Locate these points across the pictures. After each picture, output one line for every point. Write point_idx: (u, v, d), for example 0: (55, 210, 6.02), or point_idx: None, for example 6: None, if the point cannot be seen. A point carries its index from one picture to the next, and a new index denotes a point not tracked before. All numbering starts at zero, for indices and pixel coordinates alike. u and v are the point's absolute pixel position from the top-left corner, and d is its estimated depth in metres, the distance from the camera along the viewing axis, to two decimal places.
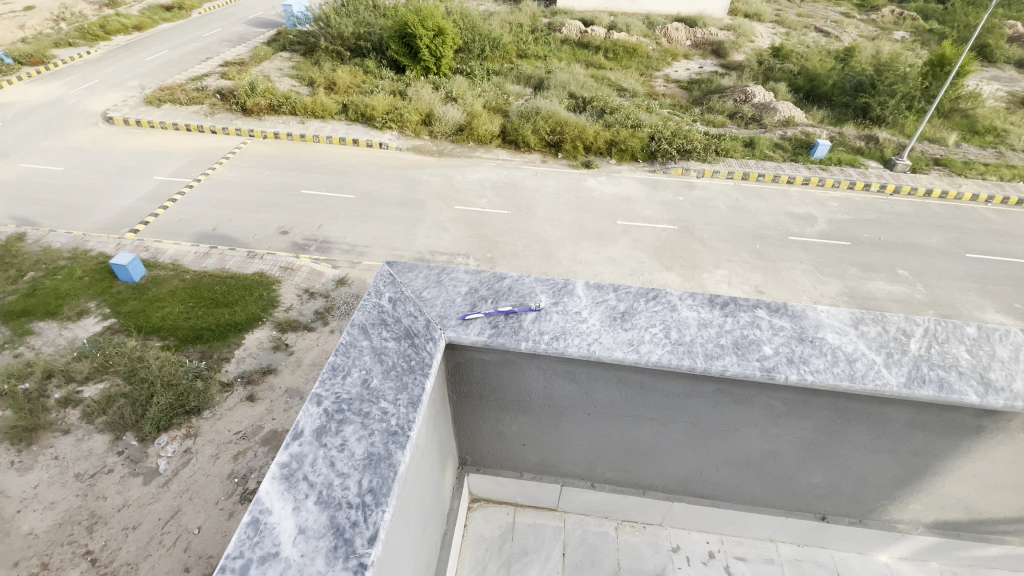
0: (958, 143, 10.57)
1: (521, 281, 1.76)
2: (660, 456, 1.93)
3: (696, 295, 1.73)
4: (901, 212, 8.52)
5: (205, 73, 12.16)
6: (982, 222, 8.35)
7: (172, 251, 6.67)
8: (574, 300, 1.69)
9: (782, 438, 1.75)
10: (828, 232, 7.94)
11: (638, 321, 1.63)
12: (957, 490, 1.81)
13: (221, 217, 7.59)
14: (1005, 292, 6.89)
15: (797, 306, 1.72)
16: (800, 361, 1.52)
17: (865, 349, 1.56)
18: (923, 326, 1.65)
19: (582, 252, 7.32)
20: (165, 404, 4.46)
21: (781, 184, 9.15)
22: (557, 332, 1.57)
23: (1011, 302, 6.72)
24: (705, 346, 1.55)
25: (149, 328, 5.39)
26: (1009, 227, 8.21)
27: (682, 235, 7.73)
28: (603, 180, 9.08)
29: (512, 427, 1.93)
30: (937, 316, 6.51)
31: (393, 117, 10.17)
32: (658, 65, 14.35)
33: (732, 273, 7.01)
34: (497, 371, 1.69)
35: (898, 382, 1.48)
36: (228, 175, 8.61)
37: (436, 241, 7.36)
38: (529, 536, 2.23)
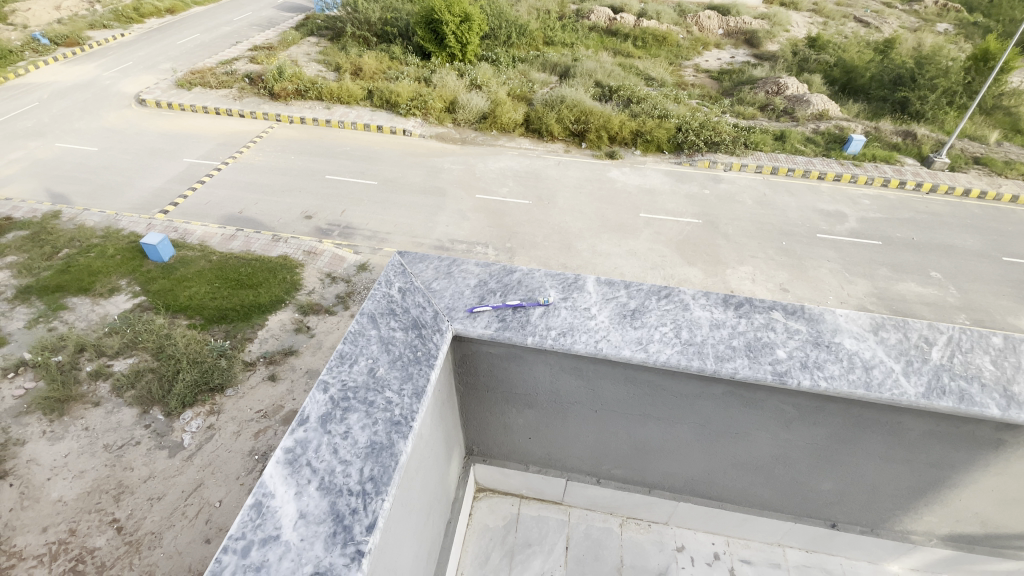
0: (1000, 141, 10.10)
1: (531, 275, 1.75)
2: (667, 455, 1.91)
3: (709, 294, 1.70)
4: (937, 212, 8.20)
5: (235, 57, 12.33)
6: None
7: (200, 232, 6.83)
8: (584, 295, 1.68)
9: (794, 443, 1.71)
10: (858, 230, 7.69)
11: (648, 319, 1.60)
12: (975, 504, 1.75)
13: (247, 200, 7.74)
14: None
15: (814, 309, 1.67)
16: (814, 365, 1.48)
17: (883, 356, 1.51)
18: (946, 333, 1.59)
19: (602, 244, 7.25)
20: (190, 381, 4.61)
21: (811, 180, 8.90)
22: (564, 327, 1.56)
23: None
24: (716, 347, 1.52)
25: (176, 306, 5.55)
26: None
27: (705, 230, 7.59)
28: (627, 171, 8.95)
29: (518, 420, 1.93)
30: (969, 320, 6.28)
31: (417, 104, 10.17)
32: (687, 55, 14.03)
33: (756, 270, 6.86)
34: (503, 364, 1.69)
35: (915, 392, 1.43)
36: (254, 159, 8.75)
37: (456, 230, 7.37)
38: (532, 528, 2.24)
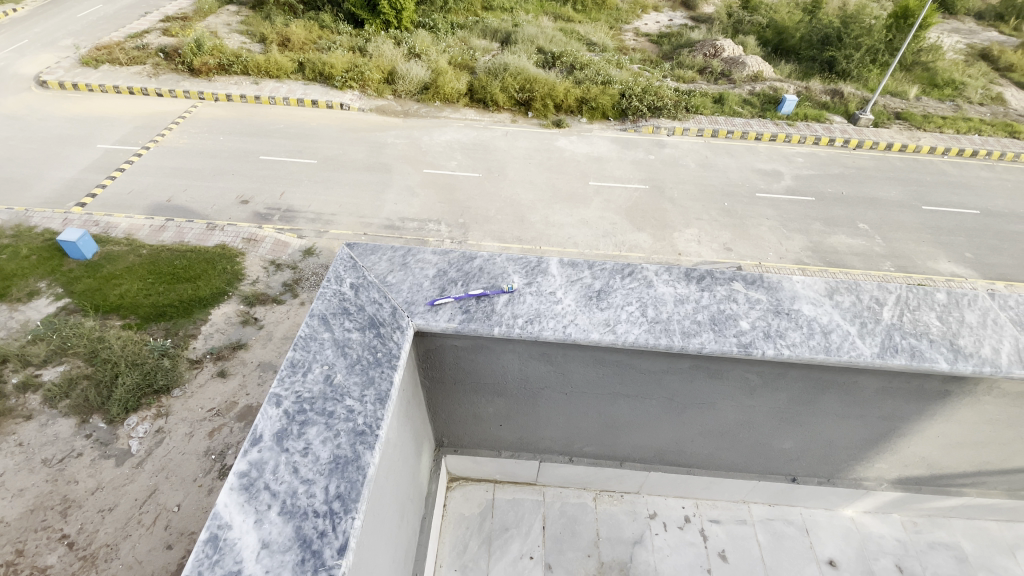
0: (918, 96, 10.74)
1: (492, 261, 1.67)
2: (637, 430, 1.93)
3: (673, 268, 1.68)
4: (863, 166, 8.69)
5: (145, 30, 11.19)
6: (939, 175, 8.61)
7: (125, 225, 6.27)
8: (548, 279, 1.62)
9: (757, 409, 1.75)
10: (794, 187, 8.06)
11: (614, 299, 1.57)
12: (921, 449, 1.89)
13: (174, 186, 7.15)
14: (958, 243, 7.17)
15: (773, 277, 1.69)
16: (777, 334, 1.51)
17: (840, 320, 1.56)
18: (896, 293, 1.66)
19: (554, 215, 7.22)
20: (132, 384, 4.29)
21: (749, 141, 9.20)
22: (531, 314, 1.51)
23: (962, 252, 7.01)
24: (682, 323, 1.51)
25: (106, 307, 5.10)
26: (964, 179, 8.50)
27: (653, 195, 7.70)
28: (574, 140, 8.91)
29: (488, 409, 1.88)
30: (894, 267, 6.74)
31: (353, 75, 9.62)
32: (627, 19, 13.98)
33: (702, 232, 7.06)
34: (469, 356, 1.63)
35: (872, 353, 1.49)
36: (179, 142, 8.07)
37: (405, 207, 7.12)
38: (509, 512, 2.22)
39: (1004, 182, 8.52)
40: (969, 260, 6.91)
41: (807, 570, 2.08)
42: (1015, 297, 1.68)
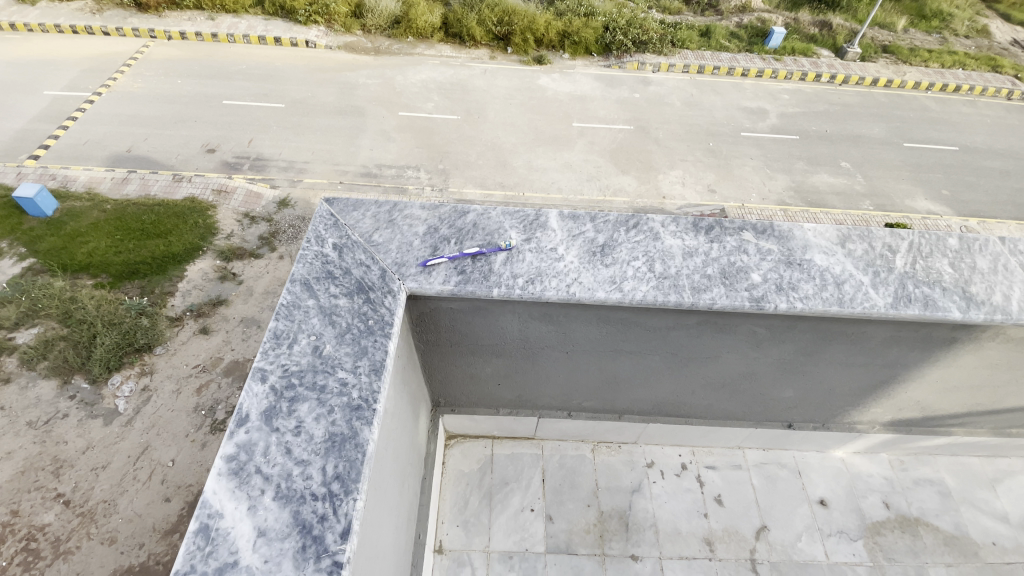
0: (906, 28, 10.47)
1: (487, 215, 1.55)
2: (637, 384, 1.89)
3: (680, 219, 1.58)
4: (848, 102, 8.49)
5: None
6: (921, 110, 8.49)
7: (85, 178, 5.87)
8: (548, 235, 1.51)
9: (761, 361, 1.71)
10: (779, 125, 7.87)
11: (619, 255, 1.47)
12: (917, 394, 1.90)
13: (134, 135, 6.64)
14: (935, 180, 7.19)
15: (783, 225, 1.61)
16: (789, 287, 1.44)
17: (853, 270, 1.50)
18: (908, 239, 1.61)
19: (538, 158, 6.97)
20: (111, 344, 4.13)
21: (735, 77, 8.88)
22: (532, 274, 1.41)
23: (938, 189, 7.05)
24: (691, 278, 1.43)
25: (75, 266, 4.84)
26: (945, 114, 8.41)
27: (637, 135, 7.46)
28: (556, 78, 8.47)
29: (486, 369, 1.81)
30: (873, 206, 6.74)
31: (318, 8, 8.83)
32: None
33: (686, 174, 6.91)
34: (466, 318, 1.53)
35: (886, 303, 1.43)
36: (133, 86, 7.47)
37: (381, 153, 6.78)
38: (508, 466, 2.21)
39: (984, 118, 8.45)
40: (945, 198, 6.96)
41: (799, 510, 2.14)
42: None
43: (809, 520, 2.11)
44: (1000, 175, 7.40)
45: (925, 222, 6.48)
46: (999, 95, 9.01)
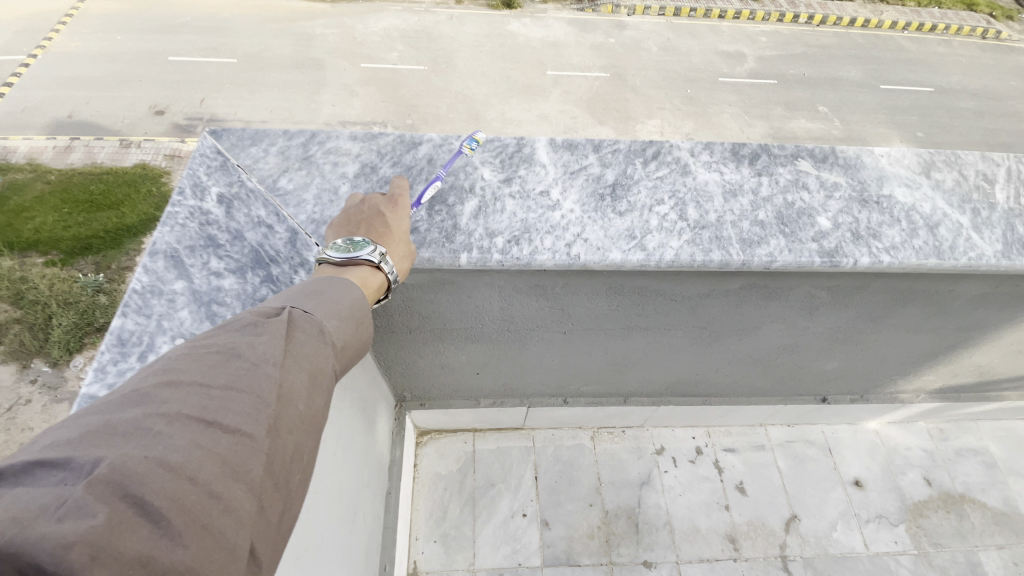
0: None
1: (447, 147, 1.10)
2: (651, 364, 1.52)
3: (714, 145, 1.15)
4: (824, 45, 8.01)
5: None
6: (897, 52, 8.10)
7: (25, 148, 5.35)
8: (536, 172, 1.08)
9: (809, 331, 1.35)
10: (756, 70, 7.36)
11: (637, 197, 1.05)
12: (981, 358, 1.58)
13: (76, 99, 5.88)
14: (910, 122, 6.92)
15: (848, 151, 1.20)
16: (868, 235, 1.05)
17: (946, 208, 1.11)
18: (1005, 167, 1.23)
19: (512, 110, 6.38)
20: (70, 324, 3.73)
21: (713, 20, 8.21)
22: (516, 230, 0.99)
23: (914, 131, 6.82)
24: (738, 227, 1.02)
25: (22, 244, 4.37)
26: (922, 56, 8.05)
27: (614, 83, 6.89)
28: (528, 22, 7.71)
29: (459, 358, 1.41)
30: None
31: None
32: None
33: (665, 123, 6.46)
34: (426, 296, 1.11)
35: (994, 252, 1.06)
36: (70, 47, 6.47)
37: (343, 109, 6.03)
38: (493, 464, 1.85)
39: (960, 57, 8.13)
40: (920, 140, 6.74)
41: (832, 494, 1.84)
42: None
43: (844, 506, 1.82)
44: (975, 116, 7.18)
45: None
46: (977, 33, 8.70)
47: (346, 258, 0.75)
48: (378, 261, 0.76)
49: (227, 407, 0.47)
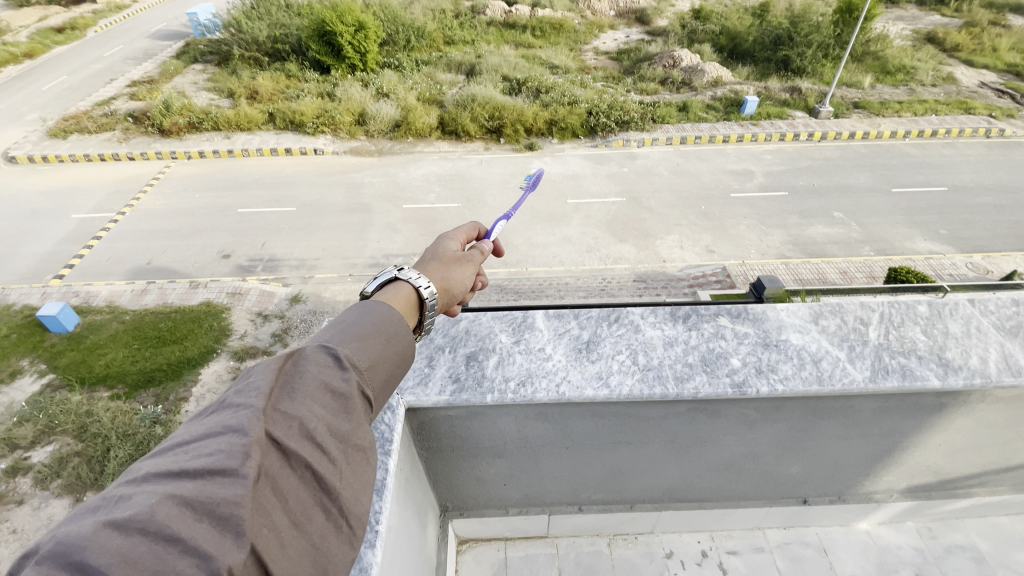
0: (873, 85, 11.41)
1: (478, 322, 1.69)
2: (643, 472, 1.90)
3: (658, 311, 1.71)
4: (830, 156, 8.94)
5: (112, 96, 11.48)
6: (903, 156, 8.89)
7: (106, 293, 6.18)
8: (536, 335, 1.64)
9: (759, 440, 1.73)
10: (766, 184, 8.22)
11: (604, 350, 1.58)
12: (926, 459, 1.86)
13: (154, 248, 7.08)
14: (931, 221, 7.37)
15: (757, 307, 1.73)
16: (768, 369, 1.51)
17: (828, 346, 1.57)
18: (879, 310, 1.69)
19: (537, 235, 7.26)
20: (124, 456, 4.17)
21: (718, 143, 9.42)
22: (522, 376, 1.50)
23: (937, 229, 7.19)
24: (673, 368, 1.51)
25: (92, 379, 4.99)
26: (927, 158, 8.80)
27: (631, 206, 7.81)
28: (548, 161, 9.01)
29: (491, 471, 1.84)
30: (875, 251, 6.86)
31: (325, 120, 9.76)
32: (585, 40, 14.67)
33: (683, 237, 7.14)
34: (465, 424, 1.60)
35: (864, 377, 1.48)
36: (154, 203, 8.02)
37: (388, 244, 7.11)
38: (523, 569, 2.15)
39: (968, 158, 8.80)
40: (944, 236, 7.08)
41: None
42: (994, 301, 1.73)
43: None
44: (995, 210, 7.61)
45: (929, 263, 6.58)
46: (978, 134, 9.52)
47: (381, 279, 1.18)
48: (398, 273, 1.19)
49: (209, 451, 0.63)
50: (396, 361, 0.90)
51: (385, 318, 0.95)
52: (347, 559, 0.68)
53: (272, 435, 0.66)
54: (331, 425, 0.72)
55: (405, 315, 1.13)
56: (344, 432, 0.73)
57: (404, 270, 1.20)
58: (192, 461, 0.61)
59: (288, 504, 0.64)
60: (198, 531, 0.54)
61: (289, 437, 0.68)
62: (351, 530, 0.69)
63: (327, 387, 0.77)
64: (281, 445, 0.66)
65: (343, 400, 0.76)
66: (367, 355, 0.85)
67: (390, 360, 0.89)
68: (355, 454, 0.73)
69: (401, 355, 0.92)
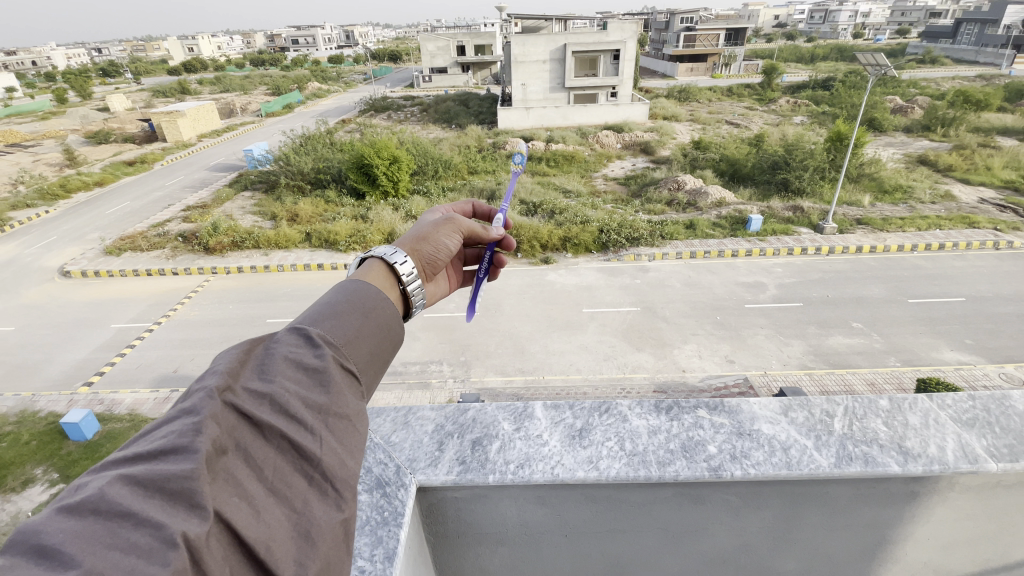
0: (872, 203, 12.25)
1: (484, 412, 1.96)
2: (641, 565, 1.95)
3: (644, 404, 1.95)
4: (840, 269, 9.34)
5: (167, 219, 12.93)
6: (914, 269, 9.25)
7: (130, 400, 6.55)
8: (534, 423, 1.87)
9: (748, 530, 1.82)
10: (780, 295, 8.54)
11: (594, 436, 1.78)
12: (921, 554, 1.89)
13: (182, 356, 7.50)
14: (955, 330, 7.45)
15: (732, 402, 1.96)
16: (742, 456, 1.68)
17: (797, 436, 1.75)
18: (843, 405, 1.89)
19: (554, 343, 7.54)
20: None
21: (727, 258, 9.96)
22: (521, 459, 1.70)
23: (962, 339, 7.25)
24: (656, 453, 1.69)
25: None
26: (938, 270, 9.14)
27: (646, 315, 8.14)
28: (563, 273, 9.60)
29: (493, 560, 1.93)
30: (901, 361, 6.88)
31: (357, 239, 10.72)
32: (595, 168, 16.26)
33: (700, 346, 7.32)
34: (469, 506, 1.76)
35: (830, 463, 1.63)
36: (189, 314, 8.67)
37: (407, 351, 7.42)
38: None
39: (981, 270, 9.09)
40: (972, 346, 7.12)
41: None
42: (949, 397, 1.93)
43: None
44: (1017, 319, 7.68)
45: (961, 374, 6.54)
46: (986, 246, 9.94)
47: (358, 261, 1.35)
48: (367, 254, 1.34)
49: (174, 431, 0.74)
50: (372, 335, 1.04)
51: (358, 299, 1.09)
52: (334, 518, 0.80)
53: (244, 412, 0.79)
54: (308, 399, 0.86)
55: (383, 287, 1.26)
56: (320, 403, 0.87)
57: (372, 251, 1.35)
58: (157, 445, 0.73)
59: (264, 472, 0.77)
60: (150, 504, 0.64)
61: (259, 413, 0.81)
62: (337, 492, 0.82)
63: (300, 367, 0.91)
64: (257, 419, 0.80)
65: (316, 376, 0.91)
66: (341, 332, 1.00)
67: (366, 333, 1.03)
68: (331, 423, 0.87)
69: (377, 328, 1.06)
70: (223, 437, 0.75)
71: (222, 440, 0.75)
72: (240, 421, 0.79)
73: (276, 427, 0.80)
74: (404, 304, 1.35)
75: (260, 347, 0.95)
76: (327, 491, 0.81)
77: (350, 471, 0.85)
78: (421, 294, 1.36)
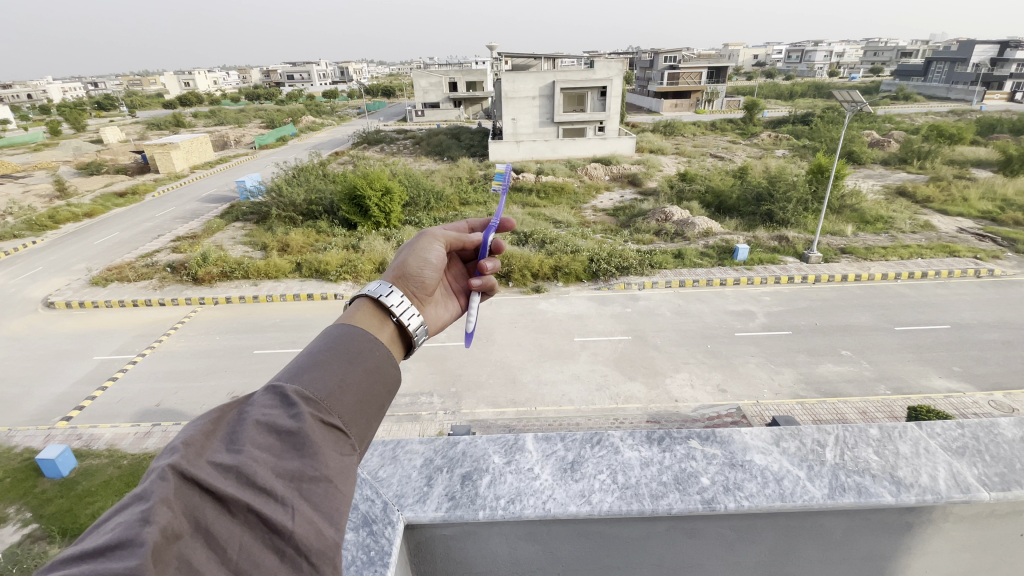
0: (855, 232, 12.54)
1: (474, 444, 1.93)
2: None
3: (636, 435, 1.94)
4: (827, 297, 9.46)
5: (156, 250, 12.85)
6: (899, 297, 9.40)
7: (109, 435, 6.33)
8: (525, 456, 1.85)
9: (744, 565, 1.78)
10: (769, 324, 8.62)
11: (586, 469, 1.76)
12: None
13: (166, 389, 7.32)
14: (942, 358, 7.52)
15: (723, 432, 1.96)
16: (735, 487, 1.66)
17: (790, 466, 1.73)
18: (834, 434, 1.89)
19: (546, 372, 7.49)
20: None
21: (716, 286, 10.08)
22: (512, 494, 1.66)
23: (950, 366, 7.31)
24: (649, 486, 1.67)
25: (75, 530, 4.88)
26: (923, 298, 9.29)
27: (637, 344, 8.14)
28: (554, 302, 9.64)
29: None
30: (890, 389, 6.91)
31: (347, 269, 10.71)
32: (585, 200, 16.46)
33: (692, 375, 7.31)
34: (459, 544, 1.71)
35: (823, 494, 1.62)
36: (175, 345, 8.52)
37: None
38: None
39: (963, 297, 9.27)
40: (959, 373, 7.18)
41: None
42: (937, 425, 1.94)
43: None
44: (1003, 346, 7.79)
45: (950, 401, 6.55)
46: (967, 275, 10.17)
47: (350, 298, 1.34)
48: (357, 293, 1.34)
49: (123, 522, 0.70)
50: (353, 385, 1.03)
51: (339, 347, 1.10)
52: None
53: (206, 487, 0.76)
54: (277, 468, 0.84)
55: (372, 326, 1.26)
56: (294, 470, 0.85)
57: (363, 289, 1.35)
58: (103, 539, 0.68)
59: (227, 553, 0.74)
60: None
61: (225, 485, 0.78)
62: (313, 567, 0.79)
63: (273, 431, 0.89)
64: (221, 491, 0.77)
65: (291, 439, 0.89)
66: (321, 387, 0.98)
67: (348, 385, 1.02)
68: (306, 490, 0.85)
69: (362, 376, 1.06)
70: (179, 522, 0.71)
71: (176, 525, 0.70)
72: (201, 499, 0.76)
73: (242, 500, 0.77)
74: (403, 335, 1.34)
75: (232, 412, 0.94)
76: (301, 567, 0.79)
77: (327, 541, 0.82)
78: (418, 324, 1.35)
